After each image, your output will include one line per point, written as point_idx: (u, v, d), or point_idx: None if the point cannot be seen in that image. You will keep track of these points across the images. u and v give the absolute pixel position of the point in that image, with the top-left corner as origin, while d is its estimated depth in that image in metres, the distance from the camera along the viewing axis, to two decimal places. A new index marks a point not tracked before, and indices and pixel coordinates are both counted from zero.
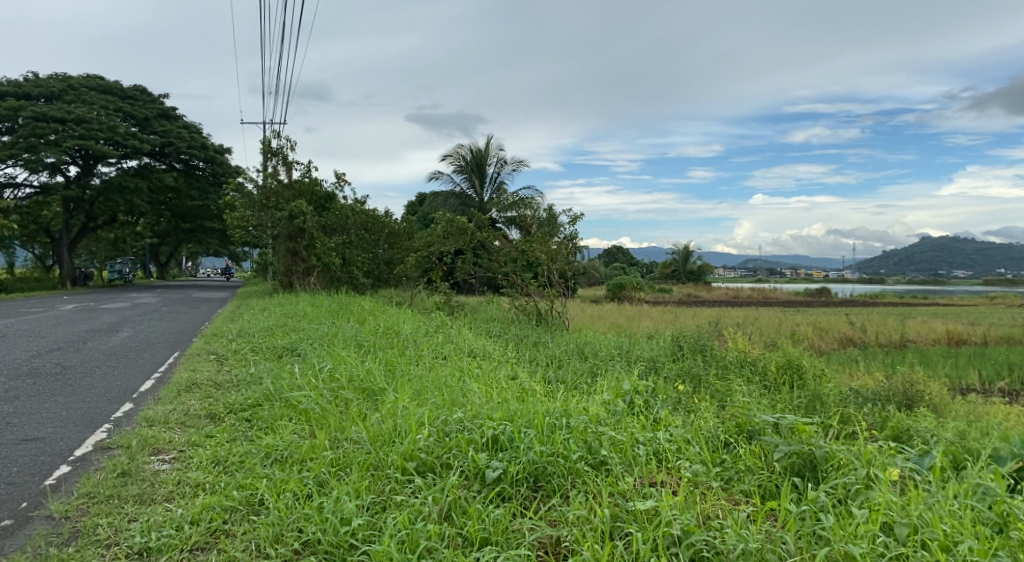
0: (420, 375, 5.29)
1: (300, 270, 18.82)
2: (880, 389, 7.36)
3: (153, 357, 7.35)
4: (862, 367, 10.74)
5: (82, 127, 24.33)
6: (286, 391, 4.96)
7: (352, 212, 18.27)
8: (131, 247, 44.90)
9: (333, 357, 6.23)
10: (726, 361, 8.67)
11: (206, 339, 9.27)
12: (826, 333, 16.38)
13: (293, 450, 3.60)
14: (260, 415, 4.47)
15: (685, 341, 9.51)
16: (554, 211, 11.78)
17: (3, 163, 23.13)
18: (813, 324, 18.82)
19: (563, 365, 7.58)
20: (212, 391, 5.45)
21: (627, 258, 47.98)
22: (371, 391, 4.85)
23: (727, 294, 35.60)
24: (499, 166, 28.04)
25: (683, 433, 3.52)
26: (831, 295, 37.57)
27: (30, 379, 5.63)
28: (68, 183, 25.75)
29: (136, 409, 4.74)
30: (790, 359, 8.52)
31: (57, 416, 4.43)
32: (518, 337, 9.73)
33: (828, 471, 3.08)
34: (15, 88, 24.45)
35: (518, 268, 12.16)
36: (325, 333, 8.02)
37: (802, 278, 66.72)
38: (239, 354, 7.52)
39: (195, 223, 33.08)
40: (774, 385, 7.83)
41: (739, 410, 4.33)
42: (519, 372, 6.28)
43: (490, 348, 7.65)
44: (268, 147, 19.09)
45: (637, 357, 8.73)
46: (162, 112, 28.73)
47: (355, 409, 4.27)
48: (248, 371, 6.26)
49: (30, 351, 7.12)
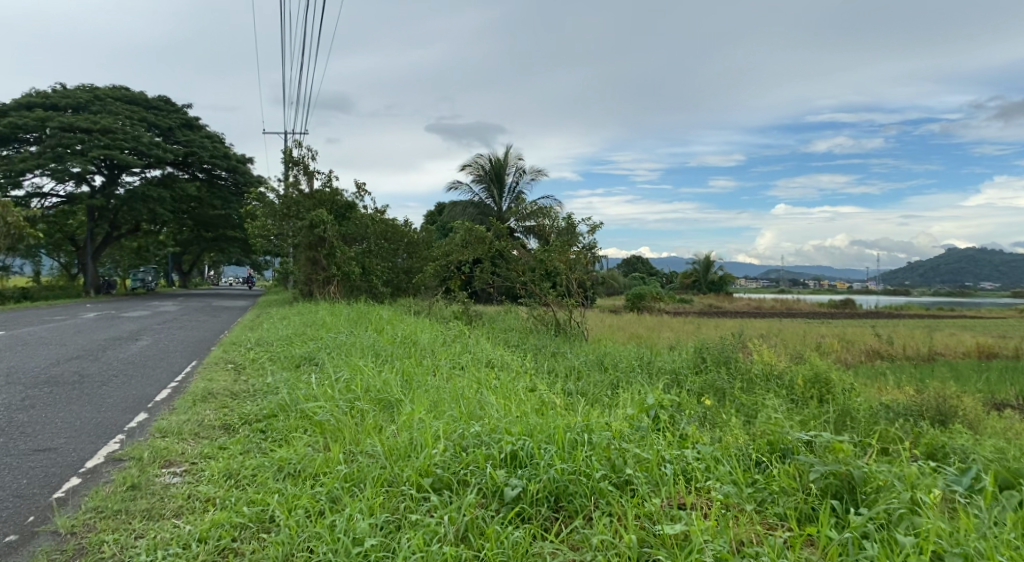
0: (437, 386, 5.18)
1: (320, 279, 18.75)
2: (911, 404, 7.11)
3: (171, 366, 7.34)
4: (891, 381, 10.42)
5: (107, 137, 24.78)
6: (302, 401, 4.87)
7: (371, 222, 18.67)
8: (155, 256, 45.57)
9: (350, 367, 6.14)
10: (750, 373, 8.47)
11: (224, 348, 9.24)
12: (851, 345, 16.01)
13: (306, 464, 3.50)
14: (275, 426, 4.38)
15: (708, 352, 9.33)
16: (573, 220, 11.68)
17: (31, 173, 23.61)
18: (839, 336, 18.39)
19: (582, 377, 7.43)
20: (228, 401, 5.39)
21: (646, 268, 47.66)
22: (387, 403, 4.74)
23: (749, 305, 35.07)
24: (517, 176, 28.02)
25: (712, 452, 3.34)
26: (855, 306, 36.87)
27: (47, 388, 5.62)
28: (93, 192, 26.19)
29: (150, 419, 4.70)
30: (816, 372, 8.27)
31: (71, 427, 4.41)
32: (537, 348, 9.57)
33: (869, 493, 2.87)
34: (43, 100, 25.00)
35: (536, 278, 11.96)
36: (343, 343, 7.96)
37: (824, 289, 65.74)
38: (256, 364, 7.47)
39: (217, 232, 33.47)
40: (801, 400, 7.59)
41: (769, 427, 4.13)
42: (538, 384, 6.14)
43: (508, 358, 7.53)
44: (290, 156, 19.26)
45: (659, 369, 8.54)
46: (185, 122, 29.18)
47: (370, 420, 4.16)
48: (265, 381, 6.19)
49: (49, 359, 7.14)
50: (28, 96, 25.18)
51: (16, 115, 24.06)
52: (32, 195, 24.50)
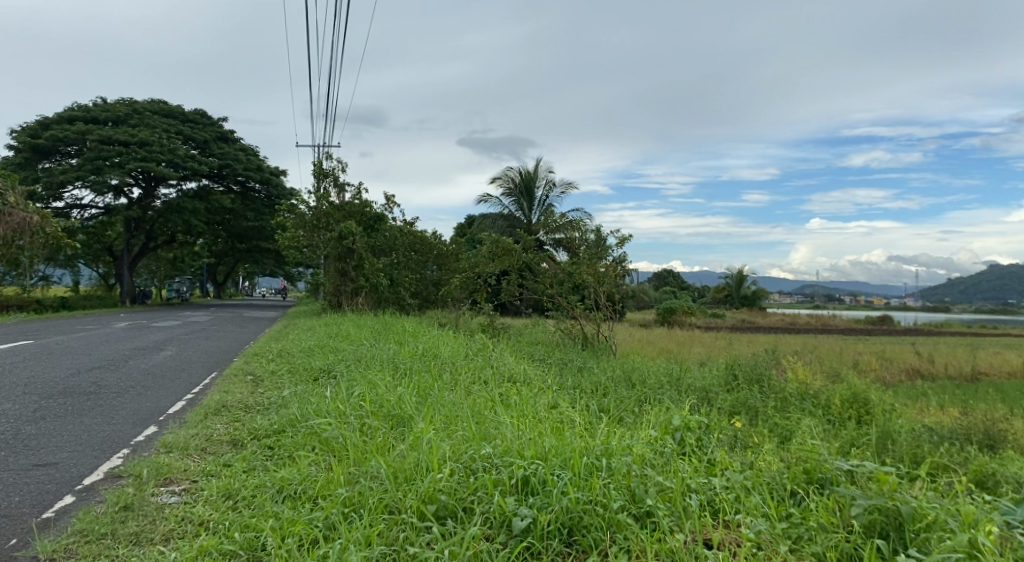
0: (453, 402, 4.97)
1: (348, 290, 18.81)
2: (957, 427, 6.67)
3: (191, 377, 7.28)
4: (936, 401, 9.90)
5: (145, 150, 25.40)
6: (313, 416, 4.69)
7: (400, 233, 18.73)
8: (190, 267, 46.47)
9: (366, 381, 5.96)
10: (784, 392, 8.09)
11: (245, 359, 9.20)
12: (891, 363, 15.35)
13: (308, 485, 3.31)
14: (283, 443, 4.24)
15: (740, 370, 8.97)
16: (602, 232, 11.41)
17: (71, 185, 24.32)
18: (877, 353, 17.71)
19: (608, 393, 7.16)
20: (240, 415, 5.25)
21: (678, 282, 46.87)
22: (399, 420, 4.55)
23: (783, 320, 34.26)
24: (547, 189, 27.85)
25: (743, 481, 3.03)
26: (893, 322, 35.79)
27: (62, 398, 5.60)
28: (130, 204, 26.81)
29: (158, 433, 4.62)
30: (854, 391, 7.87)
31: (76, 439, 4.36)
32: (562, 362, 9.31)
33: (919, 532, 2.52)
34: (84, 113, 25.78)
35: (564, 291, 11.80)
36: (364, 355, 7.83)
37: (862, 305, 63.86)
38: (275, 376, 7.36)
39: (250, 244, 34.00)
40: (839, 421, 7.20)
41: (806, 452, 3.76)
42: (559, 400, 5.90)
43: (531, 373, 7.31)
44: (320, 168, 19.41)
45: (688, 387, 8.19)
46: (220, 135, 29.74)
47: (380, 439, 3.97)
48: (281, 393, 6.07)
49: (70, 369, 7.15)
50: (70, 110, 25.96)
51: (57, 128, 24.80)
52: (71, 206, 25.22)
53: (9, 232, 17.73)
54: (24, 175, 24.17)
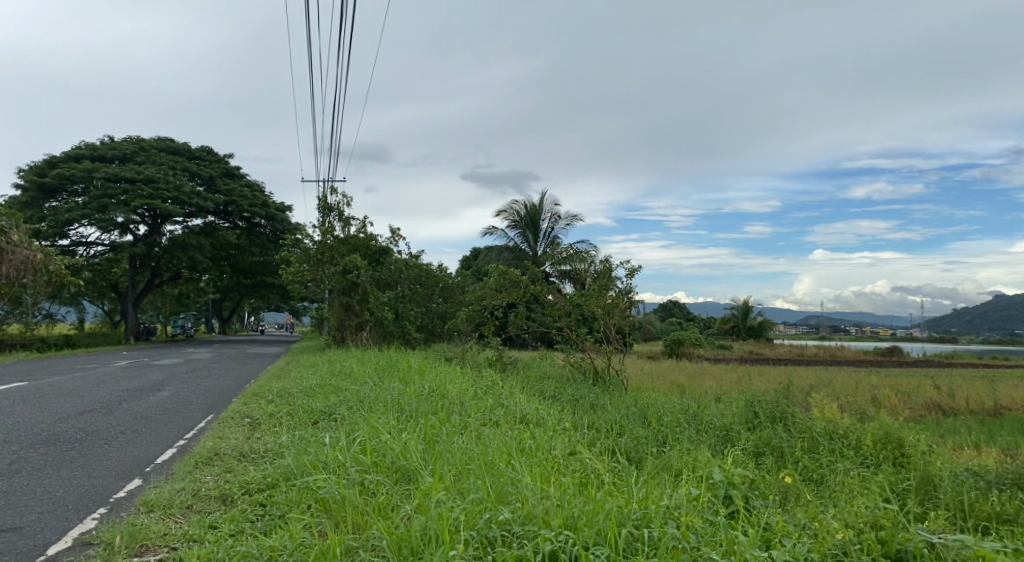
0: (464, 451, 4.56)
1: (352, 325, 18.44)
2: (1002, 470, 6.17)
3: (186, 421, 6.89)
4: (965, 439, 9.42)
5: (150, 187, 25.41)
6: (309, 469, 4.25)
7: (405, 266, 18.39)
8: (195, 303, 46.27)
9: (369, 426, 5.53)
10: (812, 430, 7.61)
11: (245, 400, 8.80)
12: (909, 397, 14.80)
13: (300, 555, 2.88)
14: (276, 499, 3.81)
15: (762, 406, 8.46)
16: (610, 261, 11.01)
17: (76, 223, 24.22)
18: (894, 386, 17.15)
19: (626, 433, 6.73)
20: (234, 465, 4.83)
21: (684, 312, 46.27)
22: (405, 475, 4.12)
23: (791, 352, 33.60)
24: (553, 221, 27.61)
25: (809, 555, 2.67)
26: (902, 354, 35.10)
27: (44, 447, 5.19)
28: (135, 240, 26.67)
29: (141, 488, 4.20)
30: (887, 429, 7.41)
31: (51, 497, 3.94)
32: (574, 399, 8.85)
33: None
34: (90, 151, 25.83)
35: (572, 323, 11.47)
36: (366, 395, 7.40)
37: (870, 336, 62.93)
38: (273, 419, 6.93)
39: (255, 279, 33.86)
40: (875, 467, 6.74)
41: (873, 520, 3.44)
42: (577, 446, 5.47)
43: (544, 413, 6.87)
44: (325, 203, 19.27)
45: (708, 424, 7.73)
46: (226, 171, 29.73)
47: (383, 497, 3.57)
48: (278, 440, 5.63)
49: (60, 413, 6.75)
50: (77, 148, 26.02)
51: (64, 166, 24.78)
52: (77, 244, 25.10)
53: (11, 271, 17.44)
54: (29, 214, 24.08)
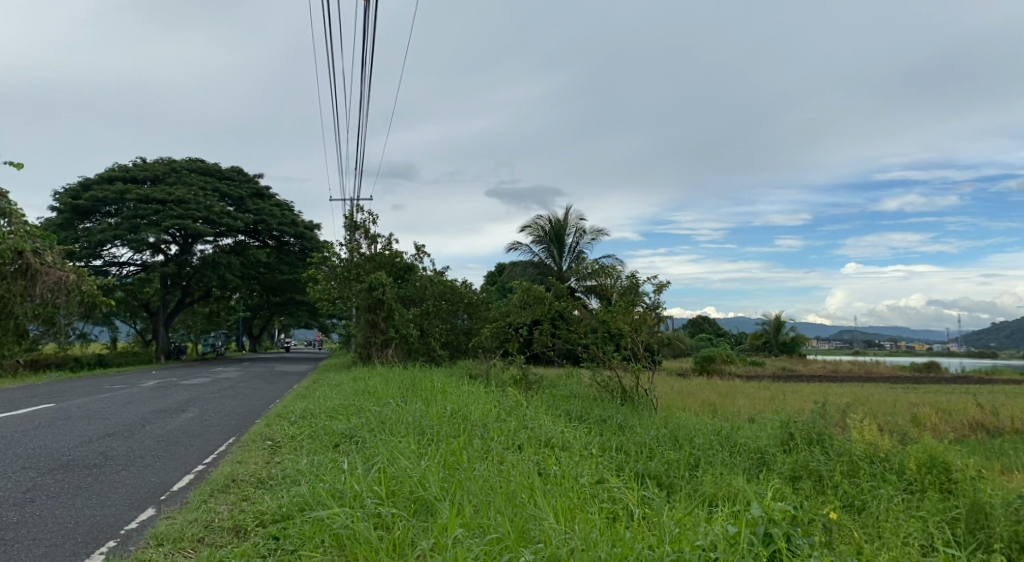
0: (485, 480, 4.36)
1: (378, 342, 18.31)
2: None
3: (207, 444, 6.81)
4: (1014, 462, 8.89)
5: (181, 208, 25.87)
6: (325, 499, 4.09)
7: (430, 283, 18.32)
8: (225, 322, 46.91)
9: (388, 450, 5.36)
10: (851, 452, 7.23)
11: (268, 421, 8.72)
12: (952, 415, 14.13)
13: None
14: (289, 532, 3.66)
15: (798, 427, 8.08)
16: (636, 277, 10.76)
17: (109, 243, 24.76)
18: (935, 404, 16.43)
19: (656, 457, 6.46)
20: (250, 493, 4.69)
21: (713, 327, 45.41)
22: (422, 506, 3.94)
23: (826, 368, 32.66)
24: (579, 236, 27.40)
25: None
26: (941, 369, 33.87)
27: (61, 473, 5.13)
28: (167, 260, 27.17)
29: (153, 519, 4.08)
30: (931, 453, 7.01)
31: (60, 529, 3.84)
32: (601, 420, 8.58)
33: None
34: (124, 173, 26.45)
35: (599, 340, 11.20)
36: (388, 416, 7.23)
37: (906, 351, 61.08)
38: (295, 442, 6.82)
39: (285, 296, 34.21)
40: (920, 494, 6.35)
41: None
42: (605, 472, 5.23)
43: (570, 435, 6.63)
44: (352, 221, 19.37)
45: (742, 447, 7.40)
46: (256, 191, 30.18)
47: (399, 533, 3.39)
48: (296, 465, 5.48)
49: (81, 437, 6.72)
50: (111, 170, 26.65)
51: (98, 188, 25.36)
52: (110, 264, 25.64)
53: (45, 292, 17.80)
54: (64, 235, 24.66)
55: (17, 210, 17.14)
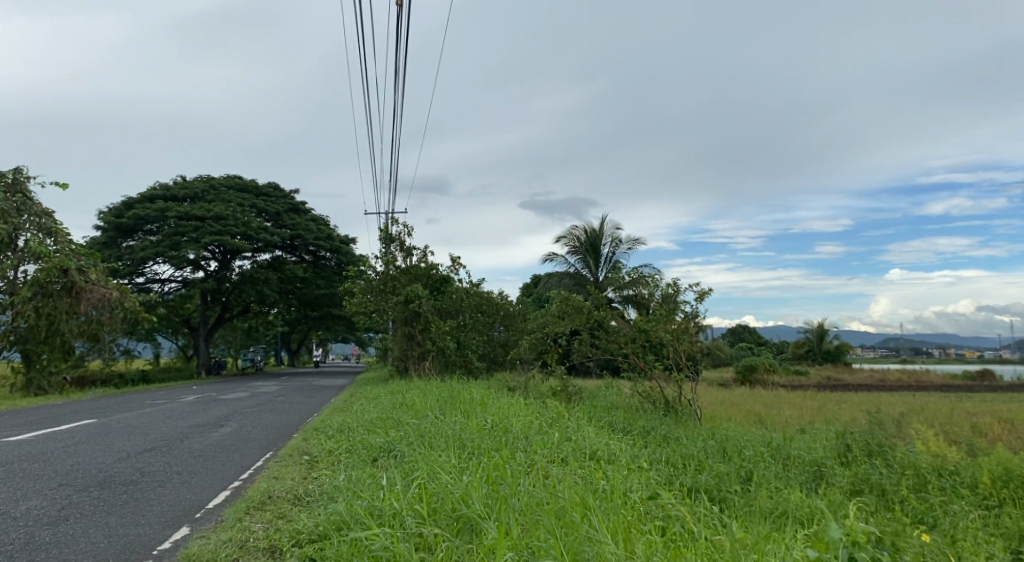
0: (531, 495, 4.09)
1: (414, 355, 18.08)
2: None
3: (244, 459, 6.69)
4: None
5: (219, 224, 26.35)
6: (362, 517, 3.86)
7: (466, 295, 18.27)
8: (264, 337, 47.51)
9: (427, 464, 5.12)
10: (917, 465, 6.71)
11: (305, 435, 8.60)
12: (1018, 425, 13.23)
13: None
14: (327, 553, 3.44)
15: (857, 437, 7.55)
16: (677, 285, 10.34)
17: (151, 260, 25.35)
18: (996, 413, 15.48)
19: (706, 470, 6.08)
20: (287, 510, 4.51)
21: (754, 336, 44.19)
22: (466, 525, 3.69)
23: (873, 377, 31.38)
24: (615, 246, 26.98)
25: None
26: (996, 377, 32.17)
27: (97, 490, 5.04)
28: (207, 276, 27.69)
29: (187, 537, 3.94)
30: (1007, 465, 6.44)
31: (90, 549, 3.70)
32: (645, 432, 8.20)
33: None
34: (165, 191, 27.11)
35: (639, 350, 10.80)
36: (426, 429, 7.02)
37: (956, 359, 58.50)
38: (333, 456, 6.65)
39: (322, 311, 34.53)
40: (996, 510, 5.82)
41: None
42: (656, 487, 4.90)
43: (616, 448, 6.30)
44: (387, 234, 19.35)
45: (796, 459, 6.95)
46: (292, 207, 30.61)
47: (442, 554, 3.15)
48: (333, 481, 5.28)
49: (120, 453, 6.66)
50: (152, 189, 27.34)
51: (141, 207, 26.00)
52: (152, 281, 26.25)
53: (90, 309, 18.19)
54: (108, 253, 25.33)
55: (64, 228, 17.99)
